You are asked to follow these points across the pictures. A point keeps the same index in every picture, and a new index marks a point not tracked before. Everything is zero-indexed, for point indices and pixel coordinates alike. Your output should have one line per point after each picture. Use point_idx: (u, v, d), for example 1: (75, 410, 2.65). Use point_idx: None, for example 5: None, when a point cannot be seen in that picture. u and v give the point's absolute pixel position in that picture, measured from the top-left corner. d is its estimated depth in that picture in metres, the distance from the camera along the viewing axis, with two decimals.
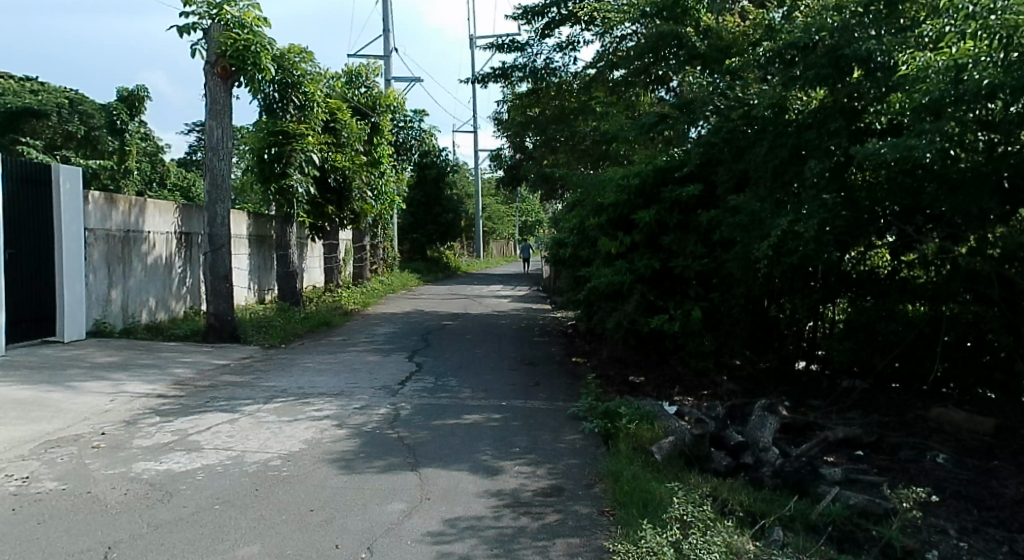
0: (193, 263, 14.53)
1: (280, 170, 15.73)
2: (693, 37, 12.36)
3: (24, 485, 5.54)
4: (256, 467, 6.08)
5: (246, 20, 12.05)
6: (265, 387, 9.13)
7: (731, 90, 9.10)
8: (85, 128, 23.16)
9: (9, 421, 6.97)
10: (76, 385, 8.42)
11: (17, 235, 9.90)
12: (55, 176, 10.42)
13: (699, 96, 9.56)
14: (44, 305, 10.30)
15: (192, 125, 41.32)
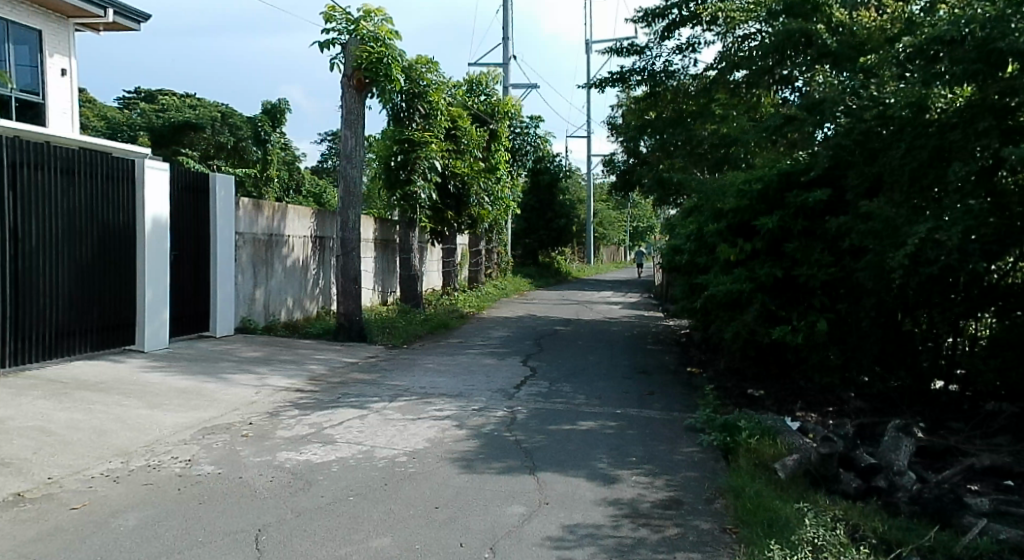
0: (325, 265, 15.34)
1: (405, 176, 16.34)
2: (823, 35, 12.06)
3: (186, 467, 6.09)
4: (385, 462, 6.42)
5: (380, 34, 12.65)
6: (390, 386, 9.55)
7: (865, 90, 8.81)
8: (234, 140, 24.85)
9: (171, 408, 7.63)
10: (226, 377, 9.11)
11: (181, 237, 10.79)
12: (213, 184, 11.30)
13: (831, 95, 9.33)
14: (199, 303, 11.17)
15: (323, 136, 43.50)
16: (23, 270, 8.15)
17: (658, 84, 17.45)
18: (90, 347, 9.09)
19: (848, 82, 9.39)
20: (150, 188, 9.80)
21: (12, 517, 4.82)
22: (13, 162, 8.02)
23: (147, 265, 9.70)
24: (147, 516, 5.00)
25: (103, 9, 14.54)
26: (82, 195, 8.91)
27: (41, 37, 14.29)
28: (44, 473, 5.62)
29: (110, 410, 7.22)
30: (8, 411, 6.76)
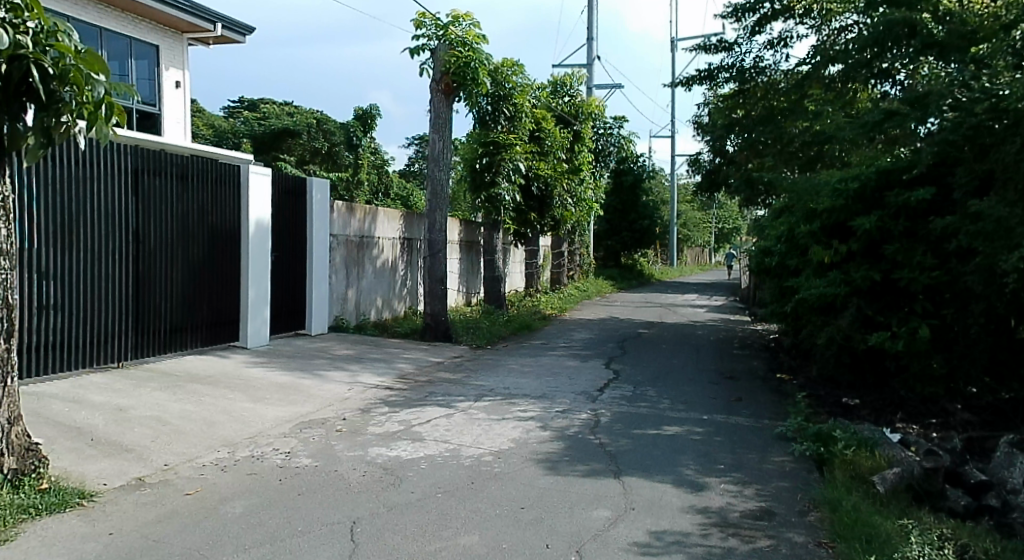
0: (413, 266, 15.69)
1: (490, 178, 16.49)
2: (929, 25, 11.53)
3: (286, 459, 6.37)
4: (471, 461, 6.54)
5: (468, 38, 12.85)
6: (476, 386, 9.71)
7: (976, 81, 8.42)
8: (327, 145, 25.75)
9: (272, 402, 7.99)
10: (321, 374, 9.46)
11: (281, 238, 11.25)
12: (309, 188, 11.73)
13: (936, 88, 8.86)
14: (296, 302, 11.64)
15: (411, 140, 44.44)
16: (143, 269, 8.67)
17: (748, 81, 17.03)
18: (200, 342, 9.61)
19: (954, 73, 8.99)
20: (254, 192, 10.28)
21: (134, 500, 5.16)
22: (135, 168, 8.55)
23: (250, 265, 10.18)
24: (252, 505, 5.26)
25: (213, 25, 15.50)
26: (193, 199, 9.42)
27: (158, 52, 15.23)
28: (161, 460, 6.00)
29: (217, 403, 7.62)
30: (128, 400, 7.23)
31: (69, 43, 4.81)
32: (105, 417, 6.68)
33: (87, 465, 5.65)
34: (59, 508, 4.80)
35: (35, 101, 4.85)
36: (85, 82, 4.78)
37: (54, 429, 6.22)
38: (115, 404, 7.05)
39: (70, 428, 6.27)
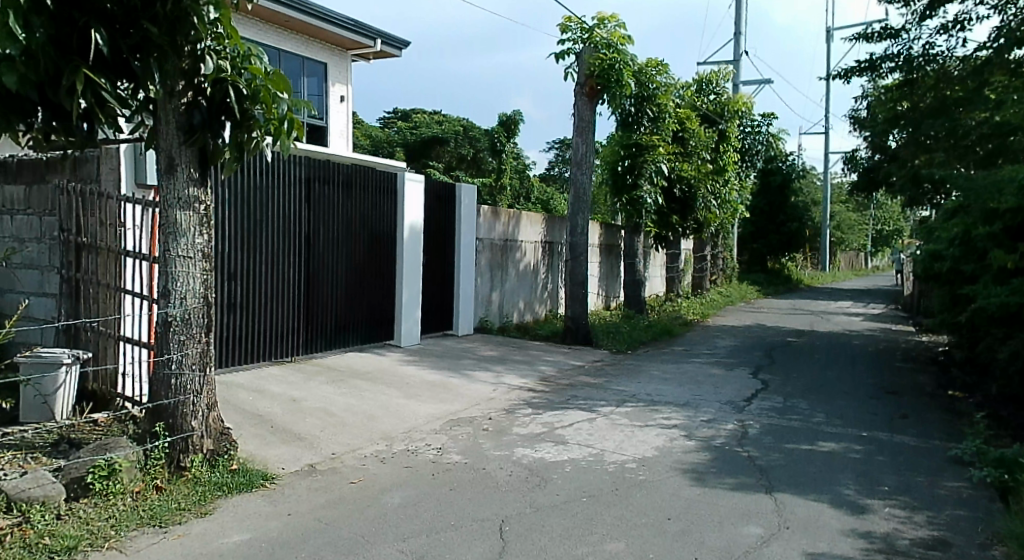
0: (554, 269, 15.90)
1: (631, 181, 16.33)
2: None
3: (437, 455, 6.64)
4: (615, 467, 6.57)
5: (612, 40, 12.90)
6: (618, 391, 9.72)
7: None
8: (473, 151, 26.75)
9: (424, 399, 8.37)
10: (469, 374, 9.79)
11: (431, 241, 11.75)
12: (458, 194, 12.19)
13: None
14: (444, 303, 12.12)
15: (551, 144, 44.75)
16: (312, 272, 9.33)
17: (916, 69, 14.77)
18: (360, 340, 10.22)
19: None
20: (409, 198, 10.79)
21: (307, 485, 5.60)
22: (306, 178, 9.22)
23: (404, 268, 10.68)
24: (409, 497, 5.56)
25: (372, 40, 16.47)
26: (356, 206, 10.02)
27: (326, 69, 16.37)
28: (329, 449, 6.46)
29: (376, 398, 8.09)
30: (300, 392, 7.82)
31: (260, 66, 5.34)
32: (282, 406, 7.29)
33: (267, 451, 6.18)
34: (246, 488, 5.28)
35: (231, 118, 5.36)
36: (272, 100, 5.25)
37: (239, 416, 6.86)
38: (289, 395, 7.65)
39: (252, 416, 6.88)
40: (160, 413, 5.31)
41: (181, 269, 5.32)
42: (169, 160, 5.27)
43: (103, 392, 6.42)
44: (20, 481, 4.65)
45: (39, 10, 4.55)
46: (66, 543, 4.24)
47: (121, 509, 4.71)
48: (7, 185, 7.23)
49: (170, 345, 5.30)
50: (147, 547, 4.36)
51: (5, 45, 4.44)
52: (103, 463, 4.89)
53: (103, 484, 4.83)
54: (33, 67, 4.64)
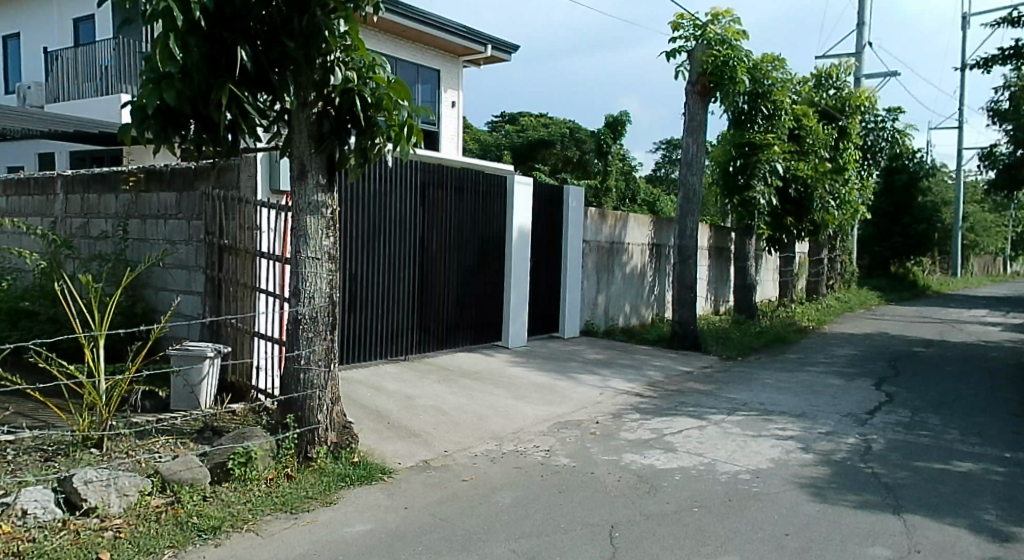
0: (661, 272, 15.73)
1: (744, 181, 15.89)
2: None
3: (546, 456, 6.69)
4: (728, 478, 6.44)
5: (727, 35, 12.67)
6: (729, 399, 9.52)
7: None
8: (580, 154, 26.62)
9: (531, 400, 8.47)
10: (576, 377, 9.81)
11: (540, 243, 11.86)
12: (566, 197, 12.23)
13: None
14: (551, 304, 12.22)
15: (658, 143, 44.01)
16: (426, 273, 9.62)
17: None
18: (470, 340, 10.45)
19: None
20: (518, 201, 10.92)
21: (422, 481, 5.78)
22: (421, 182, 9.51)
23: (513, 270, 10.82)
24: (519, 496, 5.65)
25: (484, 46, 16.84)
26: (468, 209, 10.25)
27: (439, 77, 16.92)
28: (442, 447, 6.65)
29: (485, 398, 8.25)
30: (414, 390, 8.09)
31: (384, 75, 5.60)
32: (397, 403, 7.57)
33: (385, 446, 6.42)
34: (367, 480, 5.53)
35: (356, 127, 5.60)
36: (393, 107, 5.54)
37: (358, 411, 7.17)
38: (403, 393, 7.93)
39: (370, 412, 7.18)
40: (291, 405, 5.63)
41: (310, 270, 5.62)
42: (301, 167, 5.58)
43: (241, 383, 6.90)
44: (172, 463, 5.07)
45: (194, 31, 4.97)
46: (212, 523, 4.58)
47: (257, 494, 5.04)
48: (161, 192, 7.80)
49: (300, 342, 5.62)
50: (280, 531, 4.64)
51: (165, 64, 4.88)
52: (242, 449, 5.23)
53: (241, 470, 5.18)
54: (190, 83, 5.10)
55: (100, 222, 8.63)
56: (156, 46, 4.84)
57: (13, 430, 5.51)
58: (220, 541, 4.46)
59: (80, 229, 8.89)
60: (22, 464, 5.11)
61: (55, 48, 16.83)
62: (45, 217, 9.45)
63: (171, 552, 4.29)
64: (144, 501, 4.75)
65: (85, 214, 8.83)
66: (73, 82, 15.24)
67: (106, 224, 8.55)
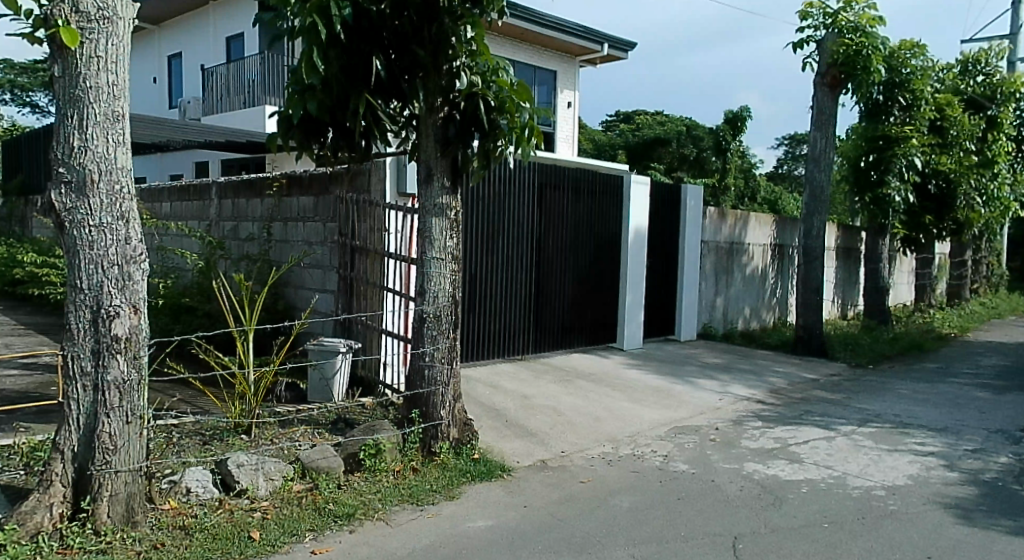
0: (784, 274, 15.21)
1: (877, 177, 15.06)
2: None
3: (664, 462, 6.60)
4: (860, 493, 6.15)
5: (861, 22, 12.13)
6: (860, 409, 9.09)
7: None
8: (696, 152, 25.85)
9: (649, 404, 8.39)
10: (694, 382, 9.63)
11: (656, 243, 11.74)
12: (684, 196, 12.04)
13: None
14: (667, 305, 12.06)
15: (782, 139, 42.42)
16: (543, 274, 9.72)
17: None
18: (586, 341, 10.48)
19: None
20: (635, 201, 10.82)
21: (540, 480, 5.85)
22: (539, 183, 9.61)
23: (629, 272, 10.74)
24: (637, 501, 5.61)
25: (599, 44, 16.78)
26: (584, 210, 10.27)
27: (556, 77, 17.03)
28: (559, 448, 6.70)
29: (602, 400, 8.25)
30: (531, 390, 8.19)
31: (507, 78, 5.68)
32: (514, 402, 7.69)
33: (504, 444, 6.56)
34: (487, 477, 5.65)
35: (480, 130, 5.73)
36: (516, 109, 5.61)
37: (477, 410, 7.33)
38: (520, 392, 8.04)
39: (490, 411, 7.34)
40: (416, 401, 5.83)
41: (435, 270, 5.80)
42: (427, 171, 5.76)
43: (371, 378, 7.21)
44: (310, 451, 5.38)
45: (334, 43, 5.26)
46: (346, 510, 4.81)
47: (385, 485, 5.25)
48: (300, 197, 8.25)
49: (424, 340, 5.81)
50: (407, 522, 4.82)
51: (309, 77, 5.18)
52: (372, 442, 5.47)
53: (371, 461, 5.42)
54: (329, 92, 5.43)
55: (247, 224, 9.22)
56: (301, 59, 5.14)
57: (176, 415, 6.00)
58: (353, 528, 4.68)
59: (231, 232, 9.55)
60: (183, 445, 5.54)
61: (210, 64, 18.15)
62: (202, 221, 10.22)
63: (311, 535, 4.55)
64: (287, 486, 5.05)
65: (234, 218, 9.48)
66: (224, 96, 16.45)
67: (253, 227, 9.13)
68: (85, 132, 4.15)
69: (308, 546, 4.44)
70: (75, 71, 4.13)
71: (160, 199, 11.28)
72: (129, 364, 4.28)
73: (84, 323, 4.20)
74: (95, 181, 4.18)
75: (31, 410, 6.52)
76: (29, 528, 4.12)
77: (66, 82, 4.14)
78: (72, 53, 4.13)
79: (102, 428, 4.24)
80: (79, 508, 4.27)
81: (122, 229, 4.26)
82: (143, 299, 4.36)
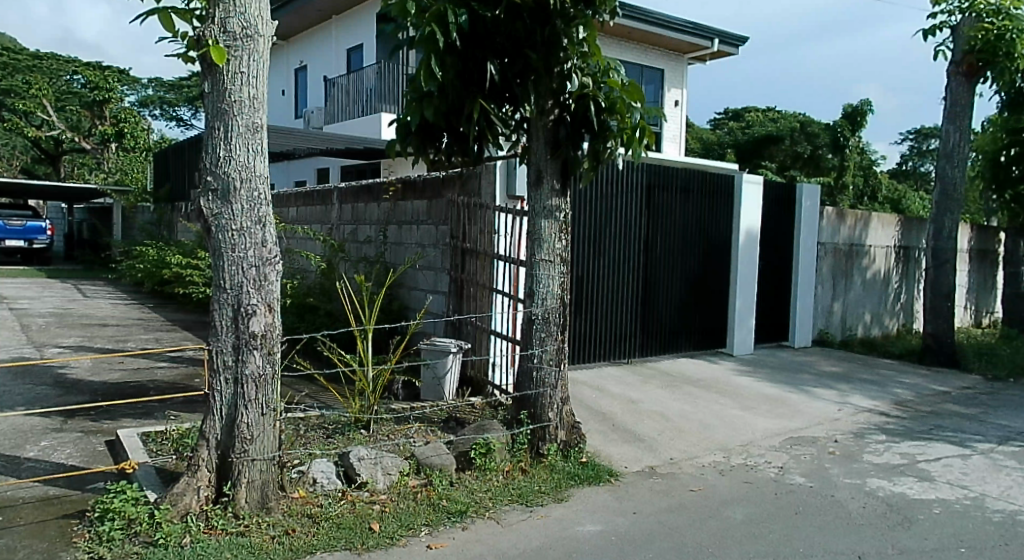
0: (910, 278, 14.44)
1: (1018, 173, 14.08)
2: None
3: (780, 474, 6.38)
4: (1000, 518, 5.73)
5: (1004, 5, 11.23)
6: (998, 426, 8.48)
7: None
8: (811, 149, 24.75)
9: (762, 413, 8.13)
10: (810, 391, 9.27)
11: (770, 245, 11.38)
12: (800, 196, 11.60)
13: None
14: (781, 310, 11.66)
15: (908, 135, 40.21)
16: (650, 277, 9.60)
17: None
18: (694, 346, 10.26)
19: None
20: (749, 202, 10.49)
21: (649, 486, 5.79)
22: (647, 184, 9.50)
23: (740, 275, 10.42)
24: (752, 513, 5.45)
25: (709, 41, 16.39)
26: (694, 211, 10.06)
27: (664, 76, 16.83)
28: (668, 454, 6.60)
29: (712, 407, 8.07)
30: (639, 394, 8.11)
31: (617, 78, 5.61)
32: (622, 406, 7.64)
33: (611, 449, 6.54)
34: (596, 481, 5.63)
35: (590, 131, 5.71)
36: (626, 109, 5.57)
37: (585, 414, 7.33)
38: (628, 396, 7.98)
39: (598, 414, 7.33)
40: (524, 402, 5.88)
41: (544, 272, 5.83)
42: (537, 173, 5.80)
43: (479, 378, 7.32)
44: (425, 449, 5.52)
45: (451, 50, 5.44)
46: (459, 507, 4.90)
47: (496, 484, 5.33)
48: (414, 200, 8.46)
49: (534, 341, 5.85)
50: (518, 522, 4.87)
51: (427, 83, 5.40)
52: (482, 441, 5.56)
53: (482, 459, 5.50)
54: (445, 99, 5.70)
55: (365, 227, 9.55)
56: (420, 67, 5.40)
57: (303, 409, 6.28)
58: (466, 525, 4.77)
59: (350, 234, 9.92)
60: (309, 438, 5.80)
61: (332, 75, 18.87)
62: (324, 225, 10.66)
63: (427, 530, 4.66)
64: (404, 481, 5.19)
65: (354, 221, 9.83)
66: (344, 105, 17.17)
67: (370, 230, 9.45)
68: (229, 143, 4.41)
69: (424, 541, 4.55)
70: (221, 86, 4.40)
71: (288, 204, 11.85)
72: (264, 359, 4.52)
73: (225, 321, 4.46)
74: (237, 188, 4.43)
75: (178, 399, 7.01)
76: (180, 508, 4.42)
77: (214, 97, 4.42)
78: (219, 69, 4.40)
79: (240, 419, 4.50)
80: (221, 492, 4.54)
81: (259, 233, 4.49)
82: (277, 299, 4.58)
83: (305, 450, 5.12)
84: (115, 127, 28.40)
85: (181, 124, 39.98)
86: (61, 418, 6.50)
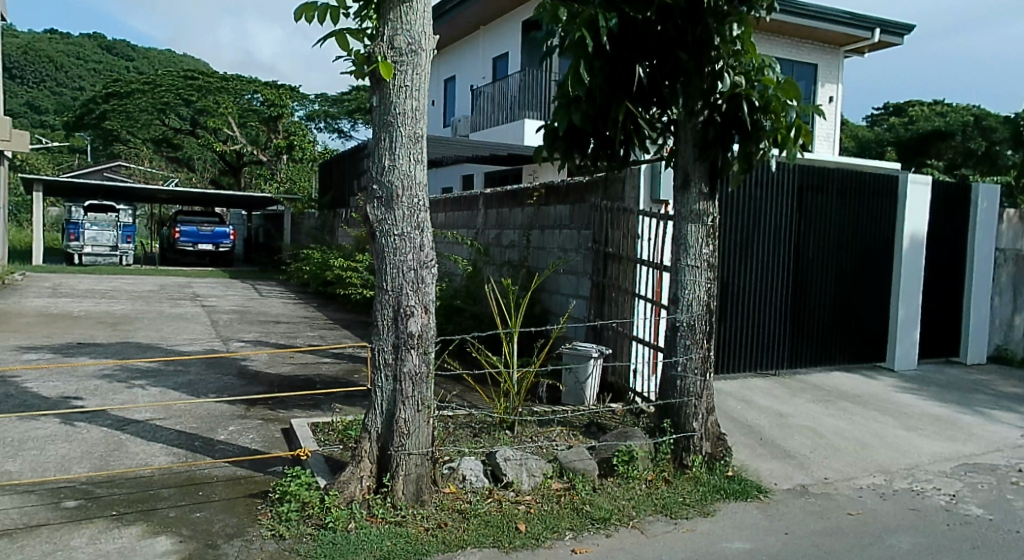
0: None
1: None
2: None
3: (952, 503, 5.93)
4: None
5: None
6: None
7: None
8: (987, 145, 22.36)
9: (928, 434, 7.59)
10: (986, 413, 8.54)
11: (938, 251, 10.60)
12: (974, 197, 10.76)
13: None
14: (949, 322, 10.83)
15: None
16: (801, 284, 9.20)
17: None
18: (848, 359, 9.71)
19: None
20: (915, 205, 9.78)
21: (803, 506, 5.55)
22: (800, 186, 9.11)
23: (903, 284, 9.75)
24: (919, 544, 5.09)
25: (869, 31, 15.49)
26: (851, 214, 9.55)
27: (817, 70, 16.11)
28: (822, 473, 6.29)
29: (871, 425, 7.63)
30: (788, 408, 7.79)
31: (773, 77, 5.39)
32: (771, 420, 7.37)
33: (760, 464, 6.32)
34: (743, 496, 5.46)
35: (742, 133, 5.52)
36: (781, 108, 5.34)
37: (732, 426, 7.12)
38: (778, 410, 7.68)
39: (747, 428, 7.10)
40: (668, 411, 5.80)
41: (690, 278, 5.71)
42: (684, 176, 5.68)
43: (620, 384, 7.26)
44: (568, 452, 5.55)
45: (601, 53, 5.52)
46: (602, 514, 4.90)
47: (638, 493, 5.28)
48: (558, 205, 8.53)
49: (678, 348, 5.75)
50: (663, 534, 4.80)
51: (575, 88, 5.51)
52: (625, 448, 5.53)
53: (624, 467, 5.47)
54: (593, 103, 5.72)
55: (509, 232, 9.73)
56: (569, 72, 5.51)
57: (451, 408, 6.49)
58: (610, 532, 4.75)
59: (494, 239, 10.14)
60: (457, 436, 5.98)
61: (480, 82, 19.31)
62: (470, 229, 10.95)
63: (571, 534, 4.69)
64: (547, 483, 5.25)
65: (498, 226, 10.04)
66: (489, 110, 17.59)
67: (514, 234, 9.62)
68: (394, 153, 4.63)
69: (569, 544, 4.57)
70: (388, 99, 4.62)
71: (437, 210, 12.22)
72: (421, 358, 4.70)
73: (385, 321, 4.68)
74: (399, 195, 4.63)
75: (341, 394, 7.41)
76: (345, 495, 4.67)
77: (382, 110, 4.64)
78: (387, 84, 4.62)
79: (398, 414, 4.70)
80: (381, 482, 4.75)
81: (418, 237, 4.67)
82: (433, 300, 4.75)
83: (454, 447, 5.27)
84: (287, 140, 31.65)
85: (343, 137, 41.83)
86: (242, 406, 7.05)
